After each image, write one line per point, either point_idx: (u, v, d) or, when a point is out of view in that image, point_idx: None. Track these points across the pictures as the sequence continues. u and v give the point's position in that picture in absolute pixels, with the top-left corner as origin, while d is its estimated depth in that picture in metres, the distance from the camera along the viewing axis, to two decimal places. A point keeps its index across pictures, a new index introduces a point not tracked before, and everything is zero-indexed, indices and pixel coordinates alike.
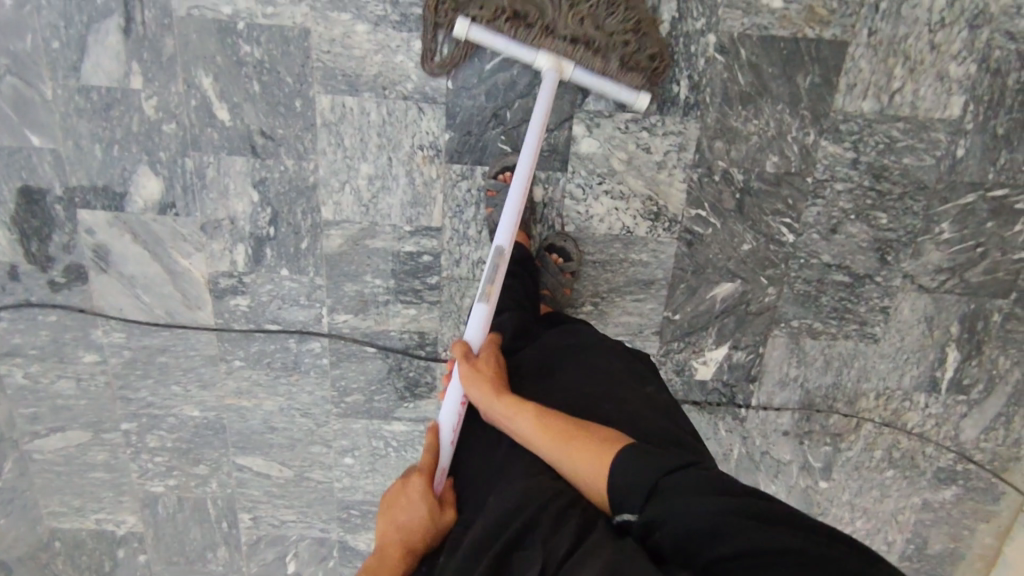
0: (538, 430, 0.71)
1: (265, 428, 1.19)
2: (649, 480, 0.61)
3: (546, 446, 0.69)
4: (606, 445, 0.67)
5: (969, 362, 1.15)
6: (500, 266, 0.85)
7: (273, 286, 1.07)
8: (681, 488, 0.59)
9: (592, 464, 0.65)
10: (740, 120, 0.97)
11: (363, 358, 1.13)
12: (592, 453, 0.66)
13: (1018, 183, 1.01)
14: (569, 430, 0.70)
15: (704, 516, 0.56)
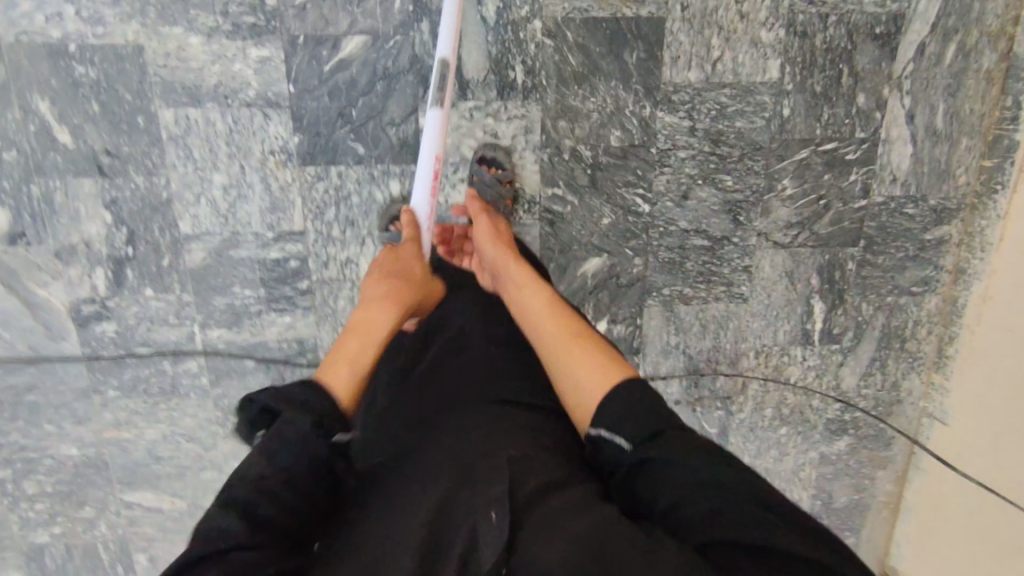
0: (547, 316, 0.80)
1: (151, 458, 1.16)
2: (653, 425, 0.61)
3: (562, 350, 0.75)
4: (610, 358, 0.71)
5: (835, 311, 1.20)
6: (447, 75, 0.89)
7: (139, 308, 1.06)
8: (678, 444, 0.59)
9: (591, 366, 0.70)
10: (578, 98, 1.02)
11: (243, 374, 1.12)
12: (595, 358, 0.71)
13: (844, 135, 1.08)
14: (577, 333, 0.76)
15: (694, 488, 0.56)
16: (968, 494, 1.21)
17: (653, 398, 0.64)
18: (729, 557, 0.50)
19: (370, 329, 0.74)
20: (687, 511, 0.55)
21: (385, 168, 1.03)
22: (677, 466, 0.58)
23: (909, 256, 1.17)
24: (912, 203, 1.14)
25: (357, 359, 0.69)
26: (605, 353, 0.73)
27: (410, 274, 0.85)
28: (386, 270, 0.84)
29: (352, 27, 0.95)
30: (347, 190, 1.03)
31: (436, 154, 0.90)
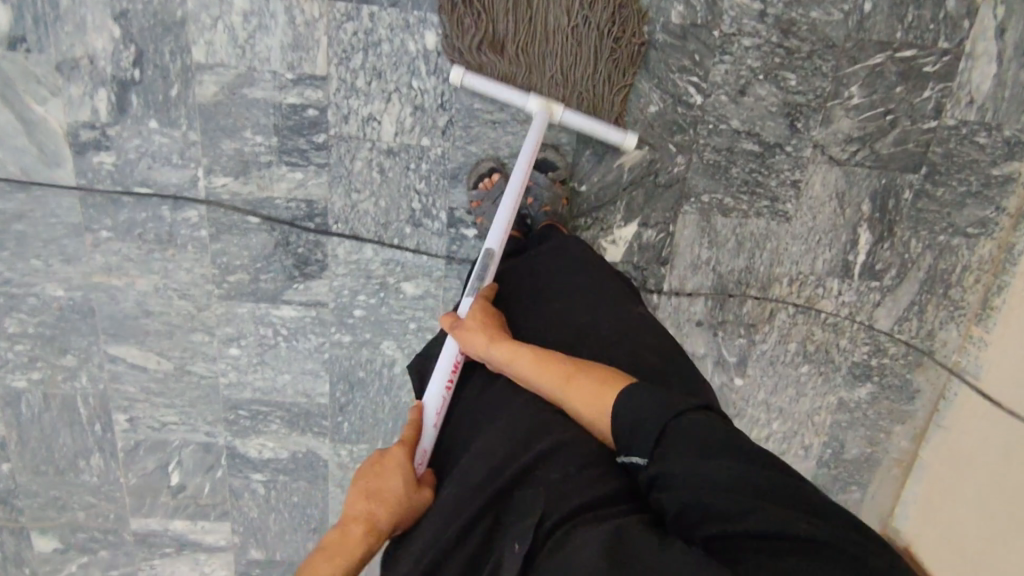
0: (539, 362, 0.73)
1: (140, 312, 1.10)
2: (656, 427, 0.59)
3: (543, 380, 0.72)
4: (604, 386, 0.67)
5: (882, 245, 1.11)
6: (490, 265, 0.88)
7: (141, 142, 0.98)
8: (677, 438, 0.58)
9: (586, 395, 0.67)
10: (637, 33, 0.96)
11: (245, 231, 1.05)
12: (589, 390, 0.68)
13: (926, 43, 0.98)
14: (568, 367, 0.71)
15: (710, 488, 0.54)
16: (998, 467, 1.12)
17: (654, 403, 0.61)
18: (744, 550, 0.50)
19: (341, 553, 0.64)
20: (704, 511, 0.53)
21: (421, 15, 0.94)
22: (688, 470, 0.55)
23: (971, 192, 1.07)
24: (986, 131, 1.03)
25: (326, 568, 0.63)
26: (603, 380, 0.68)
27: (389, 489, 0.68)
28: (363, 488, 0.69)
29: None
30: (377, 36, 0.95)
31: (454, 361, 0.82)
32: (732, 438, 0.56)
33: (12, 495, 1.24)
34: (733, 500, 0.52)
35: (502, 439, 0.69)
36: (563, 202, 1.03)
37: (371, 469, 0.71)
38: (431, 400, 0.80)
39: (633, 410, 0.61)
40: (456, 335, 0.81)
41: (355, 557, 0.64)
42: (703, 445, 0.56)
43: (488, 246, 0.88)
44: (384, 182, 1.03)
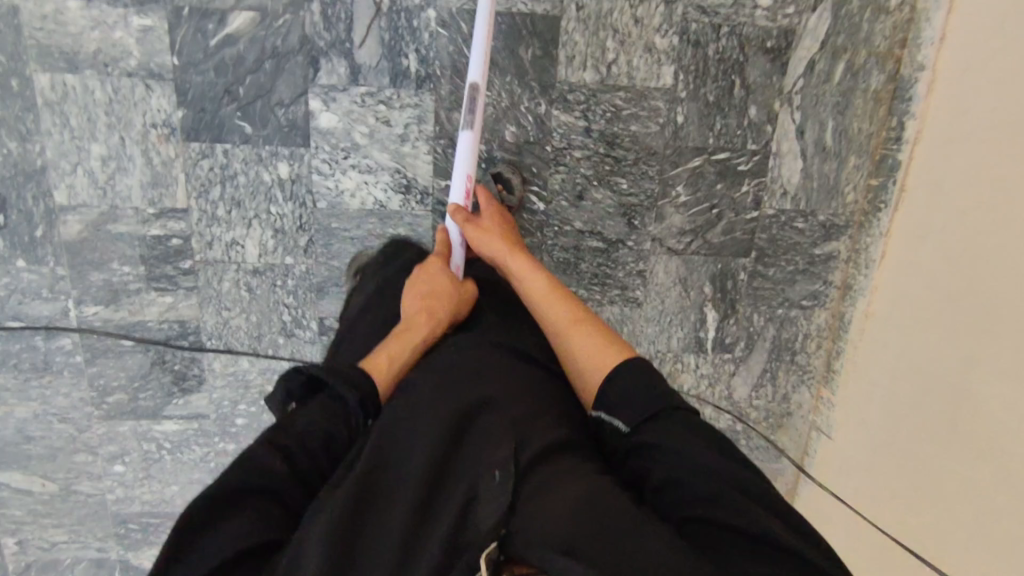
0: (550, 300, 0.85)
1: (20, 438, 1.12)
2: (649, 408, 0.67)
3: (550, 307, 0.85)
4: (601, 347, 0.77)
5: (728, 321, 1.21)
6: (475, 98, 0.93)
7: (10, 279, 1.03)
8: (678, 424, 0.66)
9: (586, 346, 0.78)
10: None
11: (120, 354, 1.09)
12: (590, 343, 0.78)
13: (736, 146, 1.10)
14: (570, 321, 0.82)
15: (689, 469, 0.61)
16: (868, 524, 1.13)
17: (651, 381, 0.70)
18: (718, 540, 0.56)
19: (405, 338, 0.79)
20: (680, 490, 0.60)
21: (273, 149, 1.01)
22: (681, 445, 0.63)
23: (799, 269, 1.18)
24: (803, 217, 1.15)
25: (397, 351, 0.77)
26: (608, 344, 0.78)
27: (443, 298, 0.86)
28: (426, 296, 0.86)
29: (240, 2, 0.93)
30: (233, 170, 1.01)
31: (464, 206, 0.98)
32: (712, 438, 0.65)
33: None
34: (724, 493, 0.58)
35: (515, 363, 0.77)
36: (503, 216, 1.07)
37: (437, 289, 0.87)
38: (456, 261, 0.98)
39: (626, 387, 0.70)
40: (467, 232, 0.95)
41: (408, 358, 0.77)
42: (705, 439, 0.64)
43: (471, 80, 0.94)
44: (253, 299, 1.09)
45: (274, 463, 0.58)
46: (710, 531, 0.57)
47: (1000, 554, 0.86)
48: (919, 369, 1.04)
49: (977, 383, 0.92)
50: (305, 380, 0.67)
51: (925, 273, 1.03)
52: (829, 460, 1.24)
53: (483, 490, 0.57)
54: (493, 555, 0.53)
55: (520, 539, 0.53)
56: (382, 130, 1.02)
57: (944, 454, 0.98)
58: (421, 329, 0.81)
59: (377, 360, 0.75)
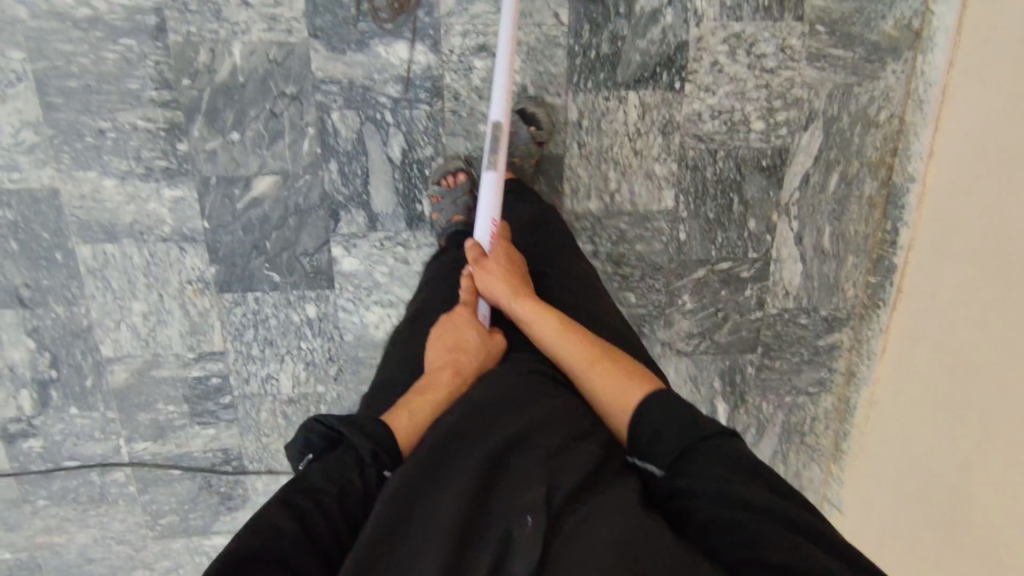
0: (567, 338, 0.73)
1: (82, 560, 1.20)
2: (682, 444, 0.61)
3: (570, 342, 0.73)
4: (631, 382, 0.68)
5: (738, 411, 1.27)
6: (500, 137, 0.86)
7: (65, 424, 1.10)
8: (711, 458, 0.59)
9: (607, 382, 0.69)
10: None
11: (169, 482, 1.17)
12: (617, 382, 0.69)
13: (738, 256, 1.15)
14: (595, 351, 0.72)
15: (731, 508, 0.55)
16: (923, 523, 1.08)
17: (685, 419, 0.62)
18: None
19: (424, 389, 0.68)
20: (723, 532, 0.55)
21: (300, 293, 1.07)
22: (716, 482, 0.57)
23: (805, 360, 1.23)
24: (806, 314, 1.20)
25: (420, 408, 0.65)
26: (635, 381, 0.69)
27: (468, 341, 0.74)
28: (445, 340, 0.75)
29: (262, 167, 0.99)
30: (264, 314, 1.08)
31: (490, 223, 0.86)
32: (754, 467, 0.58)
33: None
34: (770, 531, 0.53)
35: (534, 381, 0.67)
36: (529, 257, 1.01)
37: (453, 334, 0.76)
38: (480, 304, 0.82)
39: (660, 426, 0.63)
40: (476, 273, 0.81)
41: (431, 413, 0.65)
42: (743, 469, 0.58)
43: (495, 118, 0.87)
44: (290, 425, 1.16)
45: (288, 525, 0.51)
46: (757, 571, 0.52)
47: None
48: (954, 383, 1.02)
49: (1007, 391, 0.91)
50: (323, 433, 0.60)
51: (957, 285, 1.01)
52: (852, 512, 1.26)
53: (517, 542, 0.51)
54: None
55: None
56: (401, 267, 1.08)
57: (988, 463, 0.94)
58: (443, 384, 0.68)
59: (394, 414, 0.64)
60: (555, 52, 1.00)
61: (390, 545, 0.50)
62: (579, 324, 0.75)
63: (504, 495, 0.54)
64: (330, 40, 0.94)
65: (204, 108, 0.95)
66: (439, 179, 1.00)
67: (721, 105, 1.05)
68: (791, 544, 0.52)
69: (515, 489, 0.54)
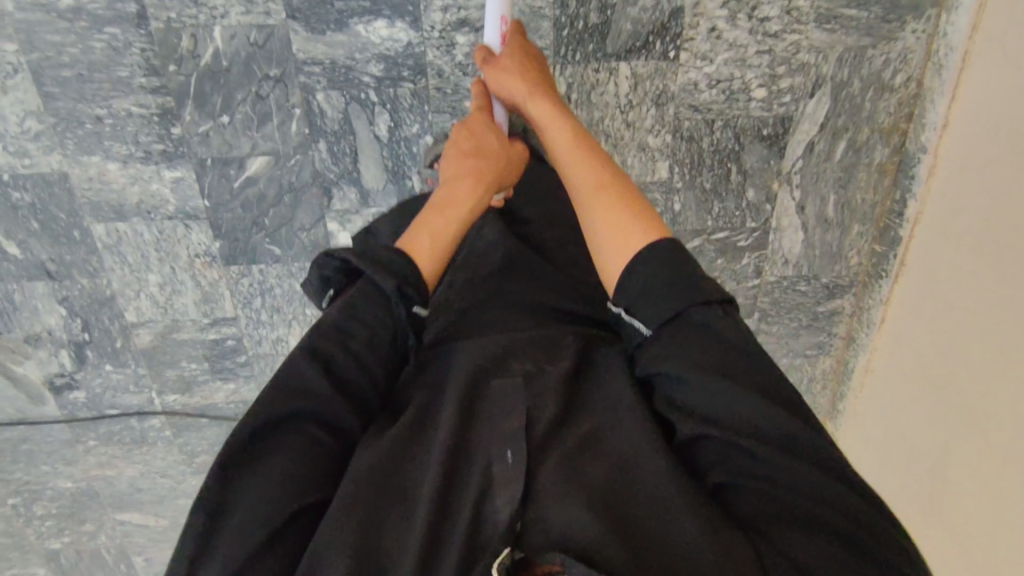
0: (572, 165, 0.73)
1: (133, 489, 1.37)
2: (674, 306, 0.59)
3: (580, 176, 0.72)
4: (636, 215, 0.67)
5: None
6: None
7: (103, 379, 1.22)
8: (712, 340, 0.56)
9: (608, 221, 0.67)
10: None
11: (200, 427, 1.29)
12: (619, 219, 0.66)
13: (736, 225, 1.12)
14: (603, 178, 0.70)
15: (733, 427, 0.53)
16: (901, 447, 1.12)
17: (683, 266, 0.60)
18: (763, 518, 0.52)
19: (447, 207, 0.75)
20: (711, 446, 0.56)
21: (301, 264, 1.13)
22: (712, 387, 0.55)
23: (803, 324, 1.23)
24: (805, 281, 1.19)
25: (439, 231, 0.72)
26: (639, 215, 0.67)
27: (487, 157, 0.80)
28: (464, 148, 0.80)
29: (254, 149, 1.01)
30: (269, 283, 1.14)
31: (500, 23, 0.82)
32: (769, 368, 0.55)
33: None
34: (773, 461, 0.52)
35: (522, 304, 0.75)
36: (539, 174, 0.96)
37: (470, 143, 0.80)
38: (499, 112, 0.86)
39: (655, 270, 0.61)
40: (488, 76, 0.81)
41: (447, 237, 0.72)
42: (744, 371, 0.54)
43: None
44: None
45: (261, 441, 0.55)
46: (755, 501, 0.53)
47: (1008, 551, 0.88)
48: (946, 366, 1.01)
49: (1004, 369, 0.89)
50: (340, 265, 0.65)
51: (962, 267, 0.97)
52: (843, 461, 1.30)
53: (499, 473, 0.57)
54: (508, 558, 0.52)
55: (536, 540, 0.54)
56: None
57: (974, 440, 0.95)
58: (462, 206, 0.75)
59: (413, 241, 0.70)
60: (541, 23, 0.96)
61: (387, 477, 0.57)
62: (594, 151, 0.73)
63: (483, 425, 0.60)
64: (309, 21, 0.93)
65: (192, 93, 0.97)
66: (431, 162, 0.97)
67: (719, 74, 1.00)
68: (787, 471, 0.51)
69: (495, 419, 0.60)
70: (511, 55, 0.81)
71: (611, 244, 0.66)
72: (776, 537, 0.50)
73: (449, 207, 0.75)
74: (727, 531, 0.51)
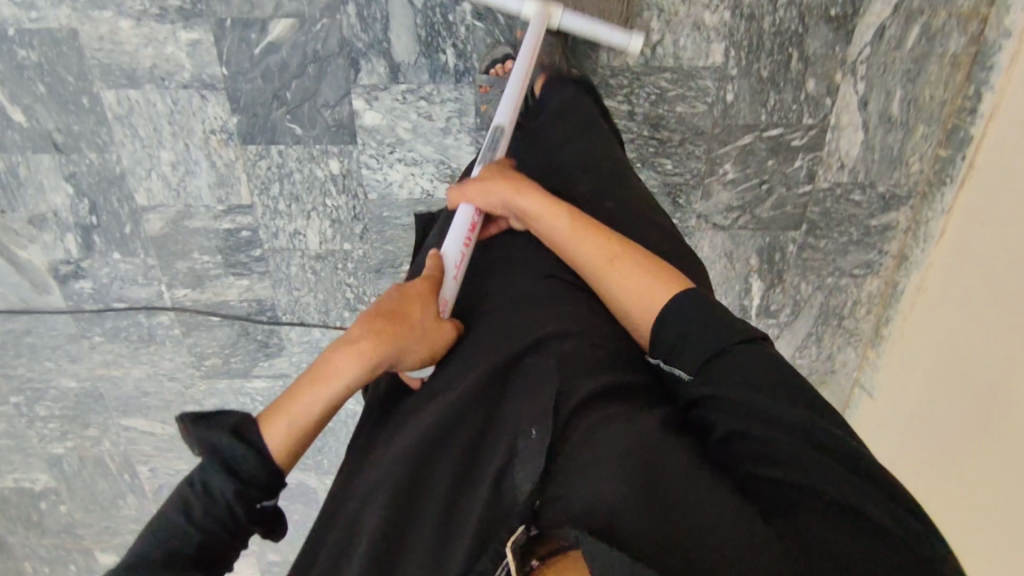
0: (579, 234, 0.64)
1: (139, 392, 1.31)
2: (712, 346, 0.53)
3: (585, 248, 0.64)
4: (653, 274, 0.60)
5: (774, 290, 1.21)
6: (501, 140, 0.79)
7: (111, 268, 1.16)
8: (733, 369, 0.51)
9: (628, 289, 0.60)
10: None
11: (210, 327, 1.23)
12: (637, 279, 0.60)
13: (791, 122, 1.04)
14: (613, 250, 0.63)
15: (764, 424, 0.47)
16: (954, 441, 1.04)
17: (709, 317, 0.55)
18: (793, 505, 0.44)
19: (324, 372, 0.55)
20: (753, 446, 0.48)
21: (323, 147, 1.05)
22: (734, 398, 0.49)
23: (853, 240, 1.15)
24: (860, 189, 1.10)
25: (290, 411, 0.53)
26: (653, 274, 0.60)
27: (399, 322, 0.58)
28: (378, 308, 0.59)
29: (278, 9, 0.94)
30: (288, 168, 1.07)
31: (472, 216, 0.71)
32: (798, 381, 0.50)
33: (73, 527, 1.50)
34: (795, 450, 0.46)
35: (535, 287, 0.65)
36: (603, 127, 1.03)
37: (390, 303, 0.60)
38: (450, 252, 0.68)
39: (681, 336, 0.55)
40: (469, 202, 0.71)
41: (304, 412, 0.53)
42: (775, 378, 0.49)
43: (498, 122, 0.80)
44: (319, 280, 1.18)
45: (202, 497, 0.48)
46: (778, 492, 0.45)
47: None
48: (1000, 355, 0.95)
49: None
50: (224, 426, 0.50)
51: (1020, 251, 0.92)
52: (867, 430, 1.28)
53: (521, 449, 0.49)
54: (519, 541, 0.44)
55: (550, 519, 0.45)
56: (426, 123, 1.03)
57: None
58: (340, 374, 0.55)
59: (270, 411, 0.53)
60: None
61: (398, 461, 0.51)
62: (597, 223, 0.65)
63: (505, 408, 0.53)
64: None
65: None
66: (489, 67, 0.97)
67: None
68: (812, 458, 0.45)
69: (518, 400, 0.52)
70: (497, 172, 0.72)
71: (635, 319, 0.60)
72: (802, 528, 0.43)
73: (324, 367, 0.55)
74: (762, 529, 0.42)
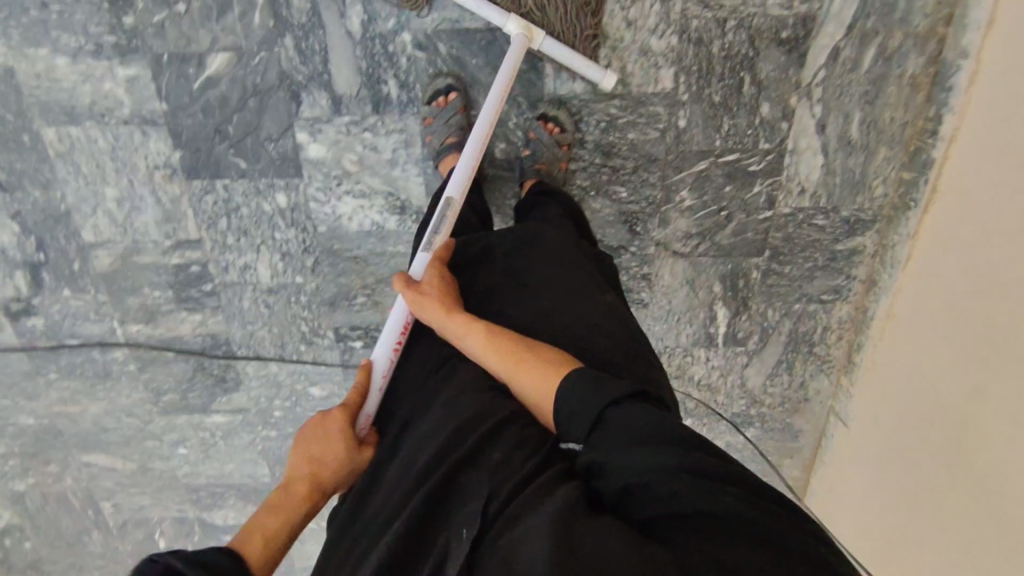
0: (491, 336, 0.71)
1: (98, 429, 1.29)
2: (593, 411, 0.59)
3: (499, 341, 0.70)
4: (552, 369, 0.65)
5: (740, 317, 1.17)
6: (446, 217, 0.85)
7: (62, 305, 1.14)
8: (622, 433, 0.55)
9: (532, 375, 0.65)
10: None
11: (165, 362, 1.21)
12: (540, 372, 0.65)
13: (747, 147, 1.01)
14: (519, 352, 0.68)
15: (658, 472, 0.51)
16: (900, 490, 1.05)
17: (594, 383, 0.61)
18: (693, 534, 0.47)
19: (283, 502, 0.66)
20: (645, 495, 0.51)
21: (269, 181, 1.03)
22: (634, 454, 0.53)
23: (819, 265, 1.11)
24: (823, 214, 1.07)
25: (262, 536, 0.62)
26: (552, 363, 0.66)
27: (337, 447, 0.72)
28: (321, 434, 0.73)
29: (214, 44, 0.93)
30: (235, 202, 1.05)
31: (403, 322, 0.82)
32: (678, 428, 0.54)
33: (39, 564, 1.47)
34: (690, 484, 0.49)
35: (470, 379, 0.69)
36: (562, 163, 1.00)
37: (324, 432, 0.73)
38: (379, 359, 0.81)
39: (574, 406, 0.60)
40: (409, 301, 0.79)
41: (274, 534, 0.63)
42: (658, 432, 0.54)
43: (448, 194, 0.85)
44: (273, 314, 1.15)
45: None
46: (688, 528, 0.48)
47: None
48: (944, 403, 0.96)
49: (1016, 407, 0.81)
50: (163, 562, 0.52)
51: (962, 298, 0.93)
52: (834, 482, 1.25)
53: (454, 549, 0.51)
54: None
55: None
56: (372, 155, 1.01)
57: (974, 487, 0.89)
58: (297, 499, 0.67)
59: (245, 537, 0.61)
60: None
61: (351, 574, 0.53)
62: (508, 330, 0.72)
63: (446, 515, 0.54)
64: None
65: None
66: (431, 99, 0.96)
67: None
68: (707, 489, 0.48)
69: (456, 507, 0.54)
70: (432, 277, 0.79)
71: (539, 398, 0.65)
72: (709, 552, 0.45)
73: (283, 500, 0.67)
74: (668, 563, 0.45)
